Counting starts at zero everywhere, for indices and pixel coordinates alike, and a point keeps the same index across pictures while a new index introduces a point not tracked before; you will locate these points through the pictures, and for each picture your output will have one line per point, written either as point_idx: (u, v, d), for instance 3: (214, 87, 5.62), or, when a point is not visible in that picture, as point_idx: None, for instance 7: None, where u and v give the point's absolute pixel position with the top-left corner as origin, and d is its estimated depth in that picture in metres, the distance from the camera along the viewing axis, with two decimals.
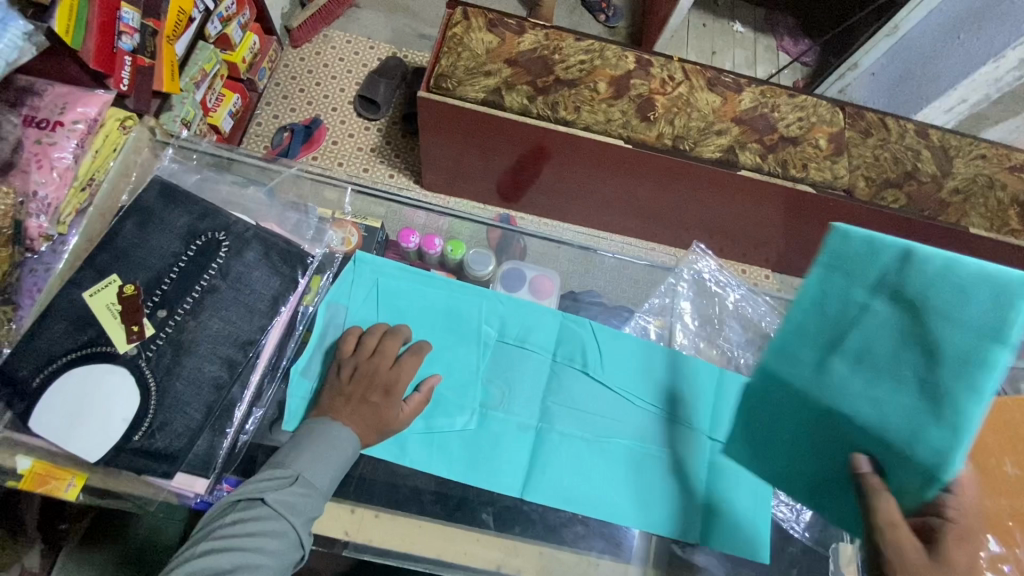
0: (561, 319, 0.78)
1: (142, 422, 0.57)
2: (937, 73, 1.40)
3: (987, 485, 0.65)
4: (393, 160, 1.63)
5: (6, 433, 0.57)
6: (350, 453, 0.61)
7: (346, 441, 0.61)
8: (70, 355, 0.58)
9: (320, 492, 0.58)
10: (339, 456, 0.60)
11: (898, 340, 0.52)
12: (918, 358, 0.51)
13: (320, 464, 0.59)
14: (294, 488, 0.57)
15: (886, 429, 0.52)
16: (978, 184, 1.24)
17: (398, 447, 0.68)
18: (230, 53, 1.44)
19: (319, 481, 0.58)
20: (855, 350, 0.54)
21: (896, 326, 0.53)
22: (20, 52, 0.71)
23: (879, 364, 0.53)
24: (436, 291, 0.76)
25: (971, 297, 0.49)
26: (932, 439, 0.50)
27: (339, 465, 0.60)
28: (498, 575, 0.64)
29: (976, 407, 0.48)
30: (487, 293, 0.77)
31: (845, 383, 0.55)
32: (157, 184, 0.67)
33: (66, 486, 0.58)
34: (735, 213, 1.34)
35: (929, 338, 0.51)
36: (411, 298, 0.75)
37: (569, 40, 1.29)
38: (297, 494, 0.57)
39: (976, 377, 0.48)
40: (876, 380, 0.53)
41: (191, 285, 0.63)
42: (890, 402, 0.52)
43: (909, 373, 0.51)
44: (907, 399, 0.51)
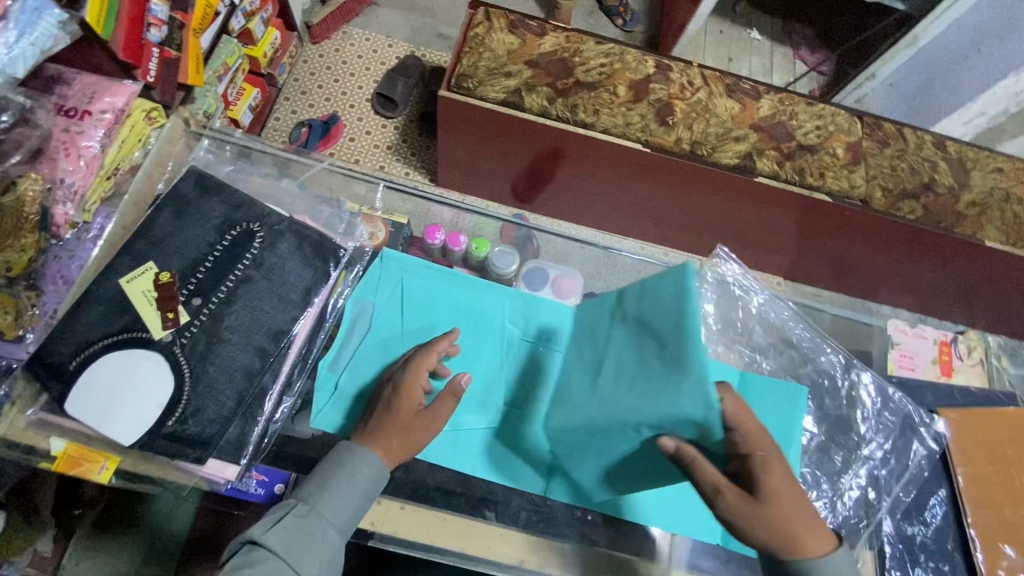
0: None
1: (175, 408, 0.59)
2: (956, 84, 1.42)
3: (983, 497, 0.77)
4: (408, 159, 1.63)
5: (42, 416, 0.60)
6: (360, 480, 0.59)
7: (356, 462, 0.60)
8: (105, 340, 0.60)
9: (320, 518, 0.57)
10: (343, 481, 0.59)
11: (634, 342, 0.61)
12: (655, 347, 0.58)
13: (323, 489, 0.58)
14: (291, 514, 0.57)
15: (650, 411, 0.55)
16: (995, 197, 1.24)
17: (424, 443, 0.70)
18: (252, 48, 1.45)
19: (320, 505, 0.58)
20: (611, 374, 0.62)
21: (634, 331, 0.62)
22: (54, 41, 0.72)
23: (629, 370, 0.60)
24: (461, 289, 0.76)
25: (657, 288, 0.60)
26: (684, 396, 0.53)
27: (342, 490, 0.59)
28: (520, 569, 0.66)
29: (696, 353, 0.54)
30: (511, 292, 0.77)
31: (608, 393, 0.60)
32: (194, 174, 0.69)
33: (100, 468, 0.60)
34: (750, 219, 1.34)
35: (648, 329, 0.60)
36: (437, 296, 0.75)
37: (590, 43, 1.30)
38: (296, 520, 0.57)
39: (689, 334, 0.55)
40: (629, 386, 0.59)
41: (226, 275, 0.65)
42: (648, 392, 0.56)
43: (650, 364, 0.58)
44: (653, 385, 0.56)
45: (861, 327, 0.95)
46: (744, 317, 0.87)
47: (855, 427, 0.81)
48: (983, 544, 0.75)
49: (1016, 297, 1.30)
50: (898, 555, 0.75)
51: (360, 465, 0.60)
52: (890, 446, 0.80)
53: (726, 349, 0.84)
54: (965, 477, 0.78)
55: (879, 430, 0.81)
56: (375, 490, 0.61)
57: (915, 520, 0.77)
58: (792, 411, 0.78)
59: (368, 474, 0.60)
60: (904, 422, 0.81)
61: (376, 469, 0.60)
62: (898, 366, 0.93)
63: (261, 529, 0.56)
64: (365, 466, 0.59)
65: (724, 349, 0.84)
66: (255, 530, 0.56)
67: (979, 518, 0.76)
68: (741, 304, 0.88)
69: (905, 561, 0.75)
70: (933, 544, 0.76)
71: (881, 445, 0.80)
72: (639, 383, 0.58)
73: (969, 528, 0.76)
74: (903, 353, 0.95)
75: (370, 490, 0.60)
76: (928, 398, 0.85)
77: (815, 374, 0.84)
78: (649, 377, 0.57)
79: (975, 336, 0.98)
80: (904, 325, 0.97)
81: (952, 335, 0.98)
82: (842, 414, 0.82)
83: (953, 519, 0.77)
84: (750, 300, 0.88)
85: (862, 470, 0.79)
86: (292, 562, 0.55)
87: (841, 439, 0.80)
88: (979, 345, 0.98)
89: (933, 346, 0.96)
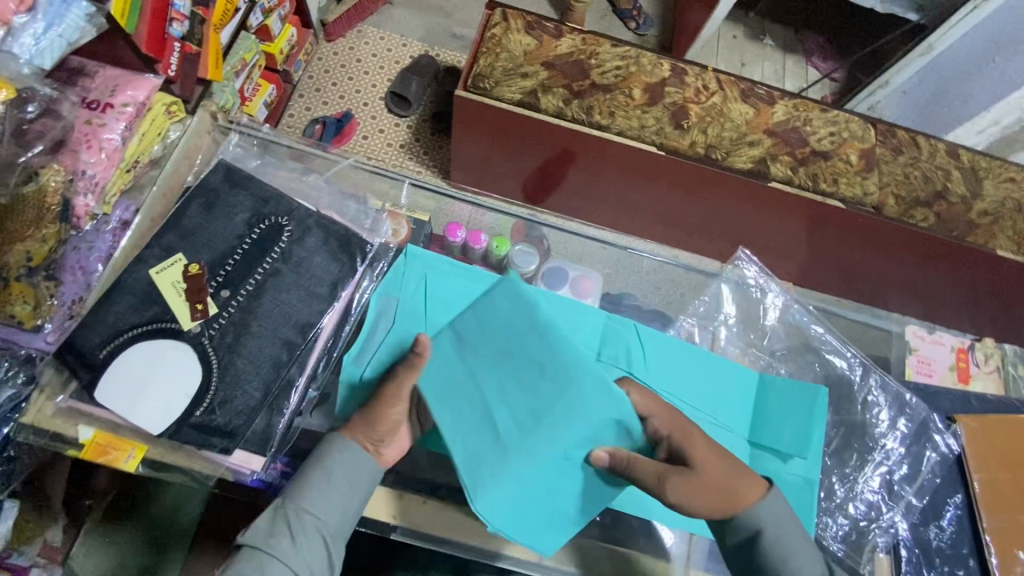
0: (606, 319, 0.80)
1: (203, 398, 0.61)
2: (969, 93, 1.42)
3: (995, 504, 0.77)
4: (421, 157, 1.64)
5: (73, 403, 0.60)
6: (334, 464, 0.60)
7: (330, 450, 0.61)
8: (135, 330, 0.61)
9: (300, 512, 0.58)
10: (318, 472, 0.60)
11: (505, 374, 0.64)
12: (531, 369, 0.65)
13: (299, 483, 0.60)
14: (272, 513, 0.59)
15: (576, 427, 0.64)
16: (1007, 207, 1.24)
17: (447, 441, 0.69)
18: (268, 44, 1.45)
19: (298, 499, 0.59)
20: (494, 413, 0.64)
21: (487, 356, 0.66)
22: (82, 33, 0.73)
23: (520, 403, 0.64)
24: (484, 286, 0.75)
25: (494, 310, 0.67)
26: (592, 397, 0.64)
27: (317, 480, 0.60)
28: (541, 565, 0.67)
29: (575, 359, 0.65)
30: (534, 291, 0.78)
31: (522, 439, 0.63)
32: (222, 167, 0.71)
33: (127, 457, 0.60)
34: (761, 224, 1.35)
35: (511, 355, 0.65)
36: (461, 292, 0.73)
37: (606, 46, 1.30)
38: (278, 517, 0.58)
39: (554, 341, 0.66)
40: (535, 419, 0.64)
41: (254, 268, 0.66)
42: (564, 415, 0.64)
43: (539, 388, 0.65)
44: (562, 404, 0.64)
45: (878, 333, 0.95)
46: (763, 318, 0.89)
47: (873, 432, 0.81)
48: (998, 550, 0.75)
49: None
50: (913, 559, 0.75)
51: (334, 452, 0.61)
52: (905, 451, 0.81)
53: (741, 351, 0.86)
54: (982, 483, 0.78)
55: (897, 436, 0.81)
56: (355, 477, 0.61)
57: (931, 524, 0.77)
58: (812, 413, 0.77)
59: (343, 461, 0.61)
60: (920, 428, 0.82)
61: (349, 454, 0.61)
62: (917, 371, 0.95)
63: (246, 530, 0.58)
64: (338, 452, 0.61)
65: (739, 351, 0.86)
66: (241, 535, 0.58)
67: (994, 524, 0.76)
68: (760, 307, 0.89)
69: (921, 565, 0.75)
70: (949, 548, 0.76)
71: (897, 448, 0.81)
72: (547, 412, 0.64)
73: (985, 534, 0.76)
74: (923, 359, 0.97)
75: (351, 478, 0.61)
76: (944, 405, 0.85)
77: (829, 379, 0.85)
78: (551, 401, 0.64)
79: (991, 344, 0.99)
80: (923, 330, 0.98)
81: (969, 341, 0.99)
82: (857, 418, 0.82)
83: (968, 523, 0.77)
84: (771, 304, 0.90)
85: (875, 472, 0.79)
86: (279, 557, 0.56)
87: (857, 442, 0.81)
88: (995, 353, 0.98)
89: (953, 354, 0.98)
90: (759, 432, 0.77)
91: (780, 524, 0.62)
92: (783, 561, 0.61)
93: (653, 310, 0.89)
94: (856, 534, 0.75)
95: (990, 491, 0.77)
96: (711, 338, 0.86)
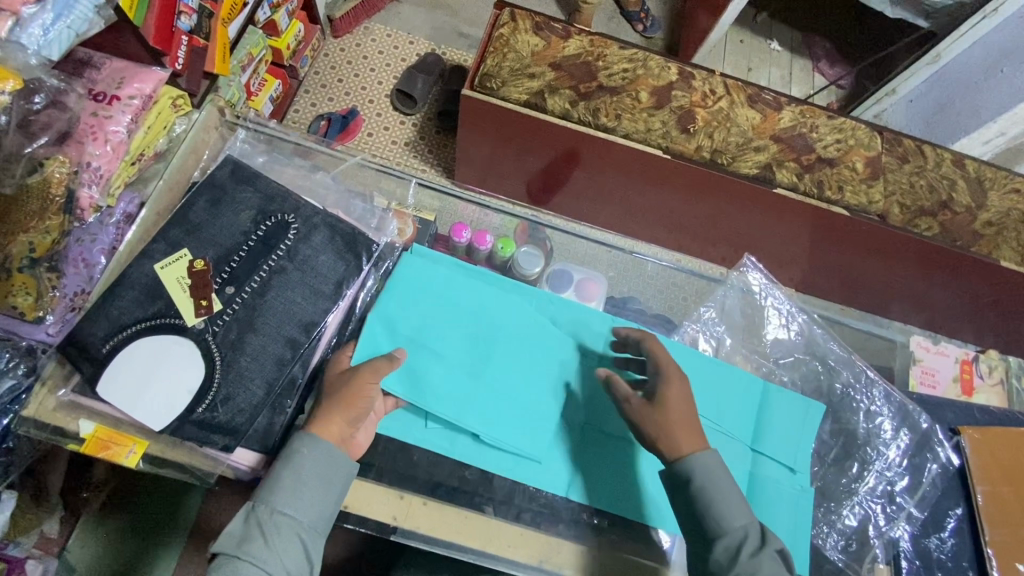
0: (610, 322, 0.80)
1: (206, 395, 0.60)
2: (978, 103, 1.39)
3: (997, 518, 0.77)
4: (426, 155, 1.63)
5: (74, 396, 0.60)
6: (297, 462, 0.60)
7: (296, 448, 0.60)
8: (140, 325, 0.61)
9: (268, 512, 0.58)
10: (286, 472, 0.60)
11: (449, 342, 0.74)
12: (482, 332, 0.75)
13: (267, 484, 0.59)
14: (242, 515, 0.59)
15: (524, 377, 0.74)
16: (1012, 218, 1.24)
17: (449, 438, 0.71)
18: (276, 39, 1.45)
19: (266, 498, 0.59)
20: (457, 371, 0.73)
21: (441, 327, 0.74)
22: (90, 25, 0.73)
23: (468, 366, 0.73)
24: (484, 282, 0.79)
25: (432, 291, 0.75)
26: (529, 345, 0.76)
27: (285, 480, 0.59)
28: (540, 570, 0.66)
29: (505, 314, 0.77)
30: (536, 293, 0.81)
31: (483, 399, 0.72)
32: (229, 163, 0.71)
33: (127, 452, 0.60)
34: (765, 230, 1.34)
35: (450, 326, 0.75)
36: (460, 284, 0.77)
37: (613, 48, 1.30)
38: (249, 519, 0.58)
39: (484, 302, 0.77)
40: (493, 365, 0.74)
41: (260, 264, 0.66)
42: (518, 355, 0.75)
43: (491, 343, 0.75)
44: (513, 347, 0.76)
45: (883, 343, 0.95)
46: (766, 327, 0.88)
47: (876, 442, 0.81)
48: (999, 562, 0.75)
49: None
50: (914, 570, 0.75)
51: (299, 448, 0.60)
52: (907, 461, 0.80)
53: (745, 358, 0.86)
54: (985, 495, 0.78)
55: (901, 447, 0.81)
56: (325, 472, 0.61)
57: (932, 536, 0.77)
58: (806, 420, 0.79)
59: (312, 459, 0.60)
60: (922, 439, 0.82)
61: (316, 450, 0.60)
62: (921, 382, 0.95)
63: (220, 538, 0.58)
64: (304, 449, 0.60)
65: (743, 358, 0.85)
66: (218, 541, 0.58)
67: (996, 538, 0.76)
68: (764, 315, 0.89)
69: None
70: (950, 561, 0.76)
71: (900, 457, 0.80)
72: (502, 358, 0.75)
73: (986, 547, 0.76)
74: (926, 370, 0.96)
75: (322, 474, 0.60)
76: (948, 416, 0.85)
77: (832, 388, 0.84)
78: (503, 348, 0.75)
79: (995, 357, 0.99)
80: (927, 341, 0.98)
81: (973, 353, 0.99)
82: (860, 428, 0.81)
83: (970, 537, 0.78)
84: (772, 313, 0.89)
85: (878, 482, 0.79)
86: (252, 558, 0.56)
87: (857, 451, 0.80)
88: (999, 366, 0.98)
89: (957, 364, 0.97)
90: (760, 439, 0.77)
91: (712, 484, 0.62)
92: (705, 508, 0.62)
93: (656, 316, 0.89)
94: (857, 544, 0.75)
95: (993, 504, 0.77)
96: (715, 344, 0.86)
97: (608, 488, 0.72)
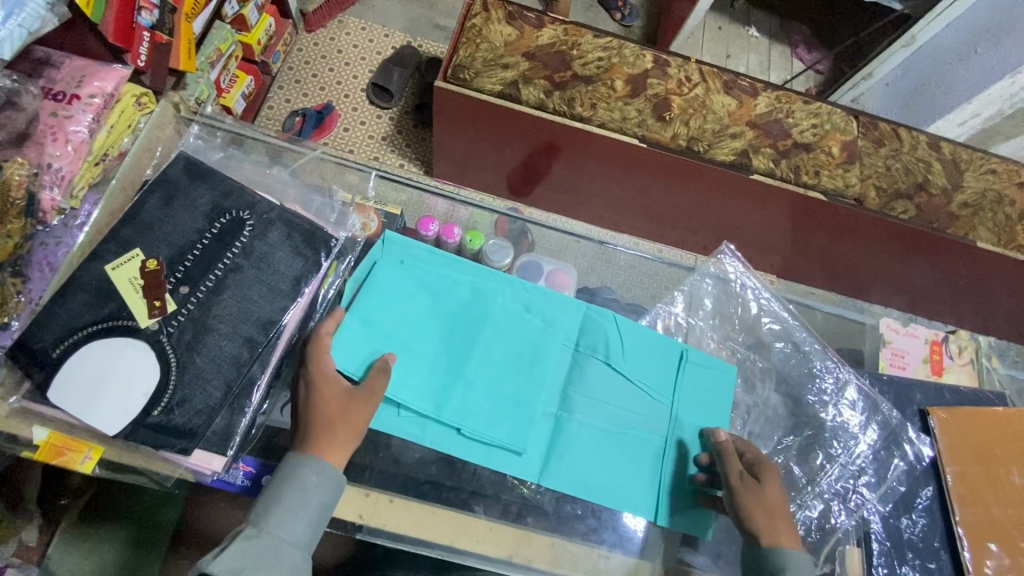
0: (585, 310, 0.79)
1: (161, 398, 0.59)
2: (953, 85, 1.39)
3: (969, 499, 0.77)
4: (403, 150, 1.61)
5: (26, 403, 0.59)
6: (304, 486, 0.60)
7: (306, 473, 0.60)
8: (91, 328, 0.60)
9: (272, 538, 0.57)
10: (290, 495, 0.59)
11: (417, 332, 0.73)
12: (452, 323, 0.75)
13: (272, 508, 0.58)
14: (239, 539, 0.57)
15: (494, 366, 0.74)
16: (987, 199, 1.23)
17: (419, 426, 0.70)
18: (245, 35, 1.42)
19: (270, 525, 0.58)
20: (436, 366, 0.72)
21: (415, 322, 0.73)
22: (42, 22, 0.69)
23: (436, 355, 0.73)
24: (461, 276, 0.77)
25: (401, 281, 0.75)
26: (500, 333, 0.75)
27: (290, 500, 0.59)
28: (509, 563, 0.67)
29: (475, 304, 0.76)
30: (510, 280, 0.79)
31: (451, 388, 0.71)
32: (183, 160, 0.69)
33: (83, 458, 0.60)
34: (745, 217, 1.34)
35: (419, 317, 0.74)
36: (436, 279, 0.76)
37: (588, 36, 1.28)
38: (246, 543, 0.56)
39: (455, 292, 0.76)
40: (474, 358, 0.73)
41: (214, 264, 0.65)
42: (498, 348, 0.75)
43: (471, 337, 0.74)
44: (492, 340, 0.75)
45: (853, 325, 0.97)
46: (739, 314, 0.88)
47: (844, 435, 0.81)
48: (970, 542, 0.75)
49: (1006, 299, 1.30)
50: (886, 552, 0.75)
51: (310, 474, 0.60)
52: (874, 456, 0.81)
53: (719, 345, 0.85)
54: (954, 475, 0.79)
55: (870, 442, 0.81)
56: (330, 500, 0.61)
57: (903, 517, 0.78)
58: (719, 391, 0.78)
59: (319, 482, 0.60)
60: (891, 435, 0.82)
61: (326, 477, 0.61)
62: (890, 363, 0.96)
63: (207, 560, 0.55)
64: (312, 474, 0.60)
65: (716, 345, 0.85)
66: (204, 564, 0.55)
67: (968, 517, 0.76)
68: (740, 302, 0.89)
69: (893, 558, 0.75)
70: (921, 541, 0.77)
71: (866, 452, 0.81)
72: (483, 352, 0.74)
73: (957, 527, 0.76)
74: (896, 351, 0.97)
75: (325, 497, 0.61)
76: (916, 397, 0.86)
77: (801, 373, 0.84)
78: (483, 342, 0.74)
79: (965, 336, 1.00)
80: (897, 322, 0.99)
81: (943, 334, 1.00)
82: (827, 420, 0.81)
83: (940, 516, 0.78)
84: (748, 300, 0.89)
85: (840, 473, 0.79)
86: None
87: (822, 442, 0.80)
88: (969, 345, 0.99)
89: (926, 345, 0.98)
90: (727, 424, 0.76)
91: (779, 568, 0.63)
92: None
93: (629, 304, 0.89)
94: (817, 535, 0.75)
95: (962, 484, 0.78)
96: (685, 328, 0.86)
97: (579, 473, 0.71)
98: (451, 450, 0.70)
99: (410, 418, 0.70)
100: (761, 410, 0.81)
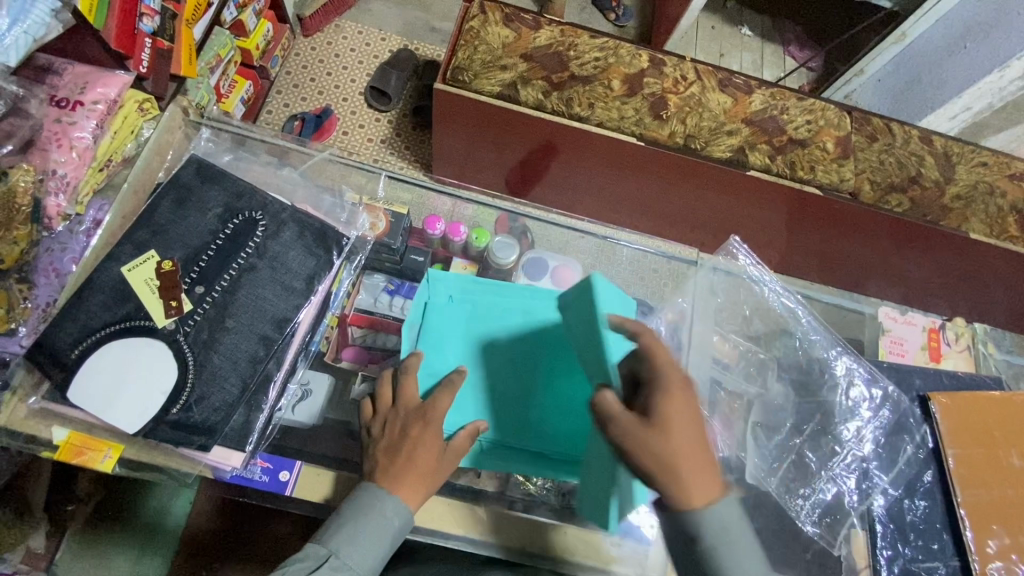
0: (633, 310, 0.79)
1: (180, 396, 0.60)
2: (943, 80, 1.42)
3: (967, 480, 0.79)
4: (403, 152, 1.63)
5: (45, 404, 0.60)
6: (387, 526, 0.61)
7: (389, 514, 0.61)
8: (109, 328, 0.61)
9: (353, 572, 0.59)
10: (369, 531, 0.60)
11: (484, 363, 0.74)
12: (514, 346, 0.75)
13: (352, 540, 0.59)
14: (325, 568, 0.58)
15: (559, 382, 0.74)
16: (979, 191, 1.26)
17: (506, 455, 0.71)
18: (243, 40, 1.43)
19: (353, 559, 0.59)
20: (508, 392, 0.73)
21: (479, 354, 0.75)
22: (48, 29, 0.71)
23: (506, 380, 0.74)
24: (509, 299, 0.78)
25: (457, 315, 0.76)
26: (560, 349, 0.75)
27: (369, 537, 0.60)
28: (526, 552, 0.69)
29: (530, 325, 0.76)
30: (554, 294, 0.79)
31: (524, 415, 0.73)
32: (194, 163, 0.70)
33: (103, 457, 0.61)
34: (742, 212, 1.36)
35: (480, 347, 0.75)
36: (487, 309, 0.77)
37: (584, 37, 1.30)
38: (325, 569, 0.58)
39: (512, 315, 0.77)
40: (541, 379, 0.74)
41: (229, 263, 0.66)
42: (562, 362, 0.75)
43: (533, 358, 0.75)
44: (555, 356, 0.75)
45: (852, 315, 0.99)
46: (746, 303, 0.89)
47: (852, 418, 0.83)
48: (972, 523, 0.77)
49: (997, 289, 1.33)
50: (888, 533, 0.78)
51: (391, 515, 0.61)
52: (885, 440, 0.83)
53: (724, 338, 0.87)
54: (955, 458, 0.80)
55: (877, 425, 0.83)
56: (402, 536, 0.63)
57: (905, 499, 0.80)
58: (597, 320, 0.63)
59: (397, 524, 0.61)
60: (897, 420, 0.84)
61: (407, 519, 0.62)
62: (889, 351, 0.99)
63: None
64: (394, 516, 0.61)
65: (719, 339, 0.86)
66: None
67: (968, 498, 0.78)
68: (747, 292, 0.90)
69: (895, 540, 0.78)
70: (923, 523, 0.79)
71: (877, 435, 0.83)
72: (546, 371, 0.75)
73: (958, 508, 0.78)
74: (894, 340, 1.00)
75: (398, 538, 0.62)
76: (916, 383, 0.88)
77: (811, 362, 0.86)
78: (546, 359, 0.75)
79: (963, 323, 1.02)
80: (895, 312, 1.02)
81: (941, 321, 1.02)
82: (837, 405, 0.83)
83: (942, 498, 0.80)
84: (760, 291, 0.90)
85: (853, 457, 0.81)
86: None
87: (832, 427, 0.82)
88: (966, 332, 1.01)
89: (923, 333, 1.00)
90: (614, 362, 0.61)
91: (727, 534, 0.54)
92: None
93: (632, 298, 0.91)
94: (831, 518, 0.78)
95: (962, 466, 0.80)
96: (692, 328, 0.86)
97: None
98: (539, 473, 0.71)
99: (494, 448, 0.71)
100: (765, 400, 0.84)
